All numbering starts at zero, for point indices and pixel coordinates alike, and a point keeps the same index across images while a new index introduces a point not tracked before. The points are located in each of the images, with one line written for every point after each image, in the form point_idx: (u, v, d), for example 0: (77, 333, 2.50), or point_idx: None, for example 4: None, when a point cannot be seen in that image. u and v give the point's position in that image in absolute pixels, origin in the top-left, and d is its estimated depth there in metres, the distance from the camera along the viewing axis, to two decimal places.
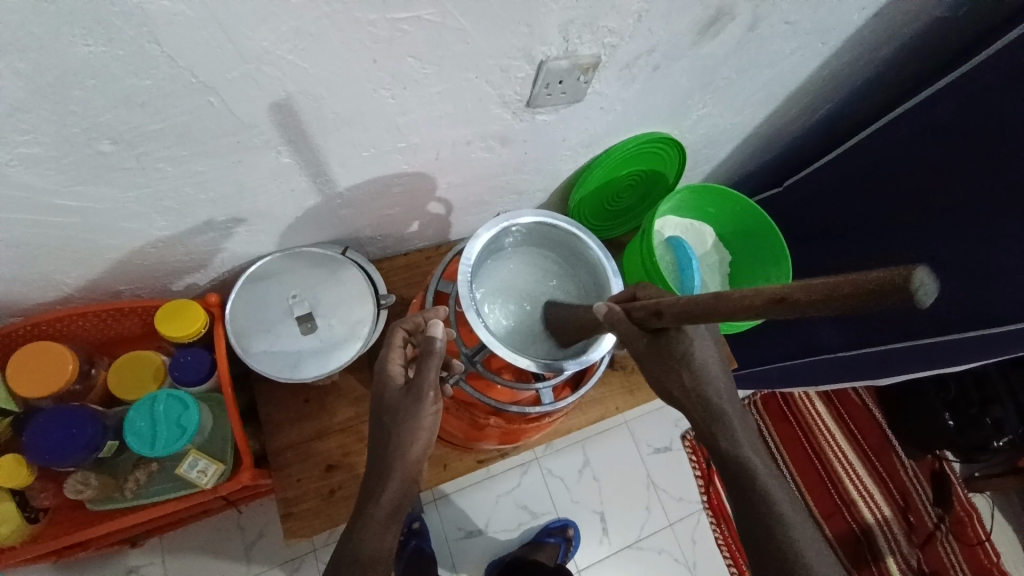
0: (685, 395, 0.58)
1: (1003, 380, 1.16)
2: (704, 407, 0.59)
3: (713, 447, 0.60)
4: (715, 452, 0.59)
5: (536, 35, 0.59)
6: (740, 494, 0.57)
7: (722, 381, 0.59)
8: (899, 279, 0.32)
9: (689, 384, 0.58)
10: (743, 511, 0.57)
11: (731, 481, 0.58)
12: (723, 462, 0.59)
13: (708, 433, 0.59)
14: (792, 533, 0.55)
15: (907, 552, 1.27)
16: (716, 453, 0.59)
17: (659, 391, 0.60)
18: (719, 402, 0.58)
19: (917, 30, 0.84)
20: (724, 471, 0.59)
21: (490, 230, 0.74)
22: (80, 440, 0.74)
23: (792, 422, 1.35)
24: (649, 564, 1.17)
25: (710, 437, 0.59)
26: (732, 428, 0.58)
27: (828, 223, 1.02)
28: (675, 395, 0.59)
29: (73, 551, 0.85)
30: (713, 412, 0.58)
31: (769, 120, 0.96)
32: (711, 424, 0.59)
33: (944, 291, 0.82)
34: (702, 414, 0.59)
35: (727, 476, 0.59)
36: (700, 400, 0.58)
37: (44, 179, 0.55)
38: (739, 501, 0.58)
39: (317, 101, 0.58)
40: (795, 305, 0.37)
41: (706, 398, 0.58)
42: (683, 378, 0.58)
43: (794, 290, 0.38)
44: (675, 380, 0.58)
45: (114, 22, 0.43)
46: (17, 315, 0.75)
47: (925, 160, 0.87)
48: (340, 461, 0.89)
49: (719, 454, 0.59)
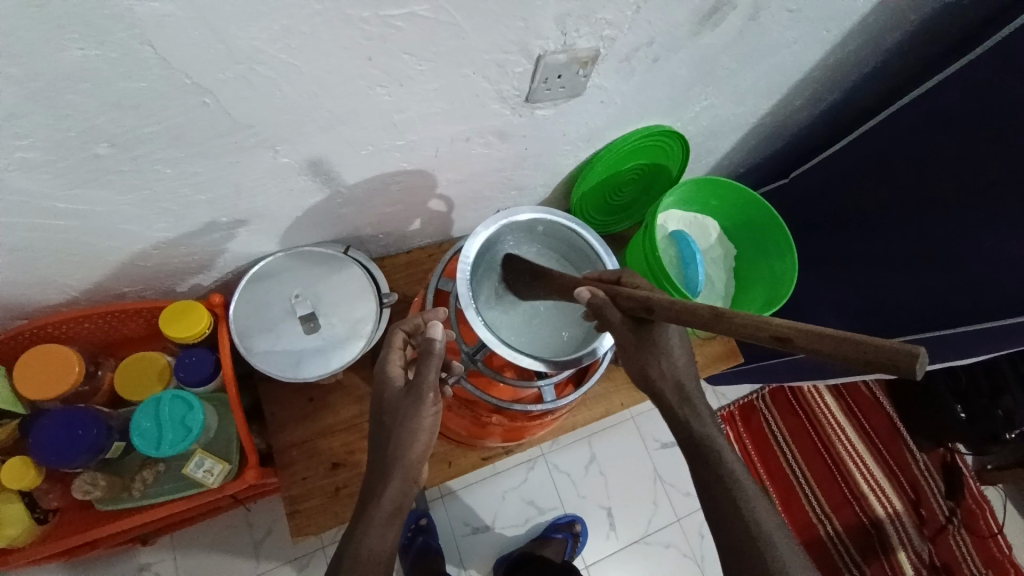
0: (661, 378, 0.60)
1: (1011, 368, 1.08)
2: (676, 390, 0.60)
3: (682, 432, 0.60)
4: (681, 432, 0.61)
5: (532, 28, 0.58)
6: (705, 479, 0.58)
7: (693, 366, 0.61)
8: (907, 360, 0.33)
9: (667, 369, 0.59)
10: (715, 504, 0.57)
11: (697, 463, 0.59)
12: (690, 448, 0.60)
13: (678, 416, 0.60)
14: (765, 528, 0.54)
15: (919, 545, 1.25)
16: (685, 438, 0.60)
17: (637, 378, 0.61)
18: (691, 387, 0.61)
19: (923, 17, 0.82)
20: (692, 457, 0.60)
21: (487, 228, 0.74)
22: (85, 441, 0.74)
23: (798, 413, 1.35)
24: (657, 560, 1.17)
25: (678, 420, 0.61)
26: (699, 408, 0.60)
27: (834, 213, 1.01)
28: (652, 378, 0.60)
29: (84, 550, 0.87)
30: (685, 395, 0.60)
31: (772, 111, 0.95)
32: (683, 406, 0.60)
33: (954, 283, 0.81)
34: (674, 396, 0.60)
35: (693, 462, 0.60)
36: (674, 383, 0.60)
37: (41, 183, 0.55)
38: (706, 489, 0.58)
39: (313, 100, 0.57)
40: (797, 348, 0.39)
41: (680, 379, 0.60)
42: (662, 366, 0.59)
43: (798, 334, 0.38)
44: (655, 366, 0.59)
45: (104, 24, 0.43)
46: (22, 318, 0.76)
47: (930, 149, 0.85)
48: (344, 459, 0.89)
49: (684, 437, 0.60)
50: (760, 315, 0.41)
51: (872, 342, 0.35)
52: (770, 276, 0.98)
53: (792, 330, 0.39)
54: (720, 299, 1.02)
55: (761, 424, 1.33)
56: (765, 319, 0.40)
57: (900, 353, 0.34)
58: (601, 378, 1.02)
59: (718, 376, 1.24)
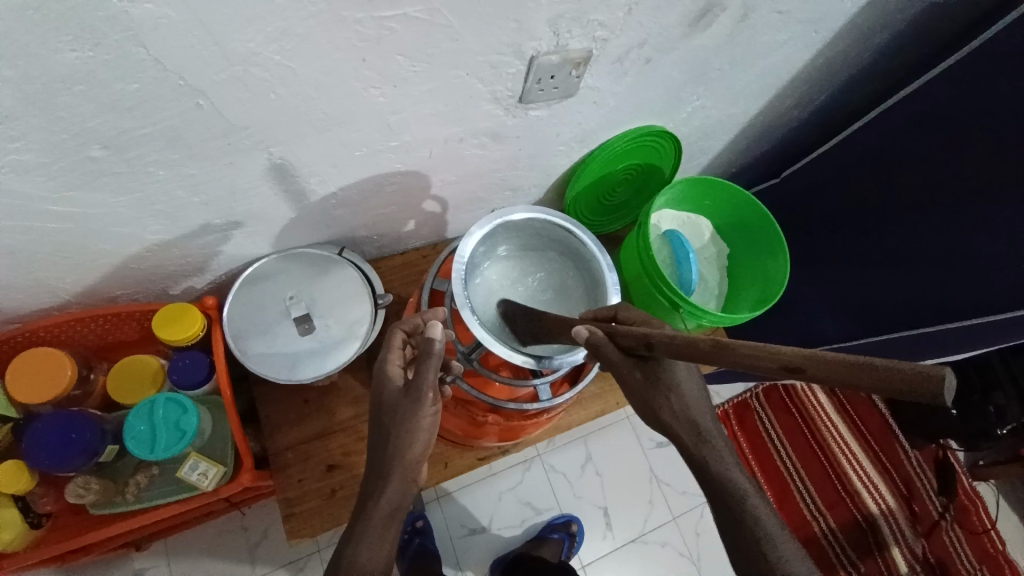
0: (674, 417, 0.59)
1: (1005, 367, 1.12)
2: (690, 428, 0.59)
3: (702, 472, 0.60)
4: (701, 474, 0.60)
5: (525, 30, 0.59)
6: (727, 514, 0.58)
7: (704, 403, 0.61)
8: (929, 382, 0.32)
9: (677, 407, 0.59)
10: (736, 531, 0.58)
11: (718, 502, 0.59)
12: (707, 482, 0.59)
13: (695, 455, 0.59)
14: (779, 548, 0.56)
15: (912, 541, 1.27)
16: (703, 475, 0.59)
17: (648, 418, 0.59)
18: (705, 423, 0.60)
19: (912, 17, 0.83)
20: (711, 493, 0.59)
21: (482, 228, 0.74)
22: (78, 445, 0.74)
23: (792, 411, 1.35)
24: (653, 559, 1.17)
25: (695, 457, 0.59)
26: (712, 444, 0.59)
27: (825, 212, 1.02)
28: (663, 419, 0.59)
29: (77, 556, 0.86)
30: (700, 434, 0.59)
31: (764, 111, 0.96)
32: (700, 446, 0.59)
33: (945, 277, 0.82)
34: (689, 434, 0.59)
35: (712, 495, 0.60)
36: (687, 421, 0.59)
37: (34, 185, 0.55)
38: (724, 515, 0.59)
39: (307, 102, 0.57)
40: (806, 376, 0.38)
41: (692, 416, 0.59)
42: (673, 404, 0.59)
43: (805, 363, 0.37)
44: (665, 405, 0.58)
45: (99, 27, 0.43)
46: (15, 322, 0.75)
47: (919, 149, 0.86)
48: (340, 461, 0.89)
49: (701, 472, 0.60)
50: (765, 345, 0.40)
51: (888, 366, 0.34)
52: (763, 276, 0.99)
53: (800, 360, 0.38)
54: (713, 298, 1.03)
55: (755, 422, 1.34)
56: (770, 349, 0.39)
57: (925, 373, 0.32)
58: (597, 377, 1.02)
59: (713, 376, 1.25)
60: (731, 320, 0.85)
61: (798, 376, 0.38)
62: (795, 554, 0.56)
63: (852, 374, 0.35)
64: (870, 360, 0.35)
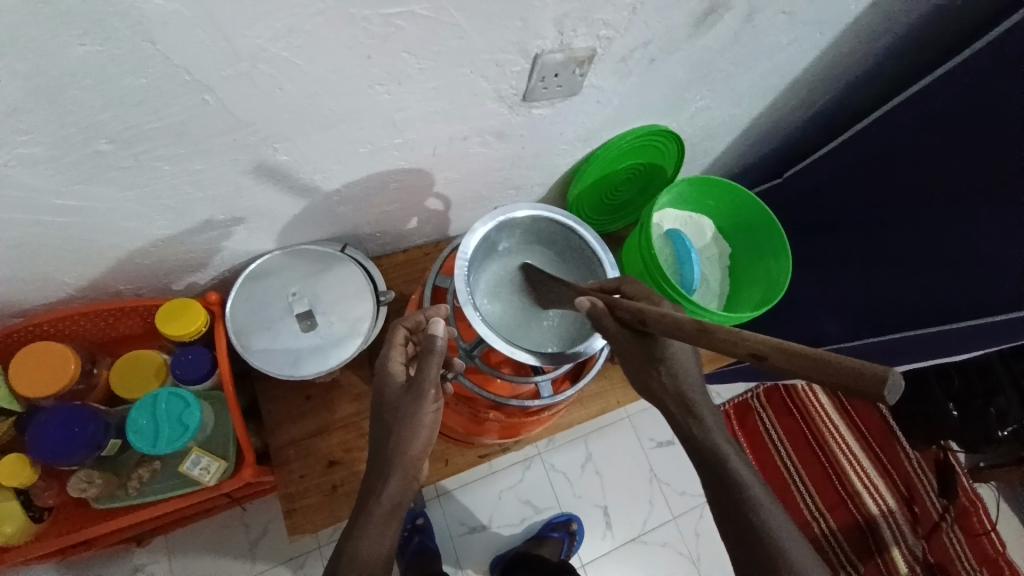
0: (664, 390, 0.58)
1: (1006, 369, 1.12)
2: (680, 401, 0.59)
3: (690, 443, 0.60)
4: (689, 443, 0.60)
5: (530, 29, 0.59)
6: (714, 485, 0.59)
7: (700, 380, 0.59)
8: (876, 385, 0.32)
9: (668, 382, 0.58)
10: (726, 506, 0.58)
11: (706, 472, 0.59)
12: (694, 450, 0.60)
13: (682, 426, 0.60)
14: (769, 520, 0.56)
15: (912, 543, 1.26)
16: (690, 444, 0.60)
17: (640, 388, 0.60)
18: (696, 397, 0.59)
19: (916, 19, 0.83)
20: (699, 462, 0.60)
21: (485, 224, 0.75)
22: (81, 438, 0.74)
23: (793, 412, 1.35)
24: (653, 559, 1.18)
25: (682, 426, 0.60)
26: (700, 417, 0.59)
27: (827, 213, 1.02)
28: (653, 390, 0.59)
29: (79, 550, 0.86)
30: (689, 407, 0.59)
31: (767, 112, 0.96)
32: (687, 418, 0.59)
33: (946, 277, 0.83)
34: (677, 406, 0.59)
35: (700, 464, 0.60)
36: (677, 395, 0.58)
37: (43, 178, 0.55)
38: (714, 488, 0.58)
39: (313, 98, 0.58)
40: (772, 366, 0.37)
41: (682, 390, 0.58)
42: (663, 377, 0.58)
43: (771, 353, 0.36)
44: (656, 378, 0.58)
45: (109, 21, 0.43)
46: (18, 316, 0.76)
47: (921, 151, 0.86)
48: (341, 458, 0.89)
49: (688, 441, 0.60)
50: (739, 331, 0.39)
51: (845, 361, 0.33)
52: (765, 275, 0.99)
53: (767, 349, 0.37)
54: (715, 298, 1.03)
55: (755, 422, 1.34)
56: (742, 336, 0.38)
57: (874, 374, 0.32)
58: (598, 376, 1.02)
59: (713, 376, 1.25)
60: (732, 320, 0.85)
61: (764, 365, 0.38)
62: (786, 532, 0.56)
63: (809, 367, 0.35)
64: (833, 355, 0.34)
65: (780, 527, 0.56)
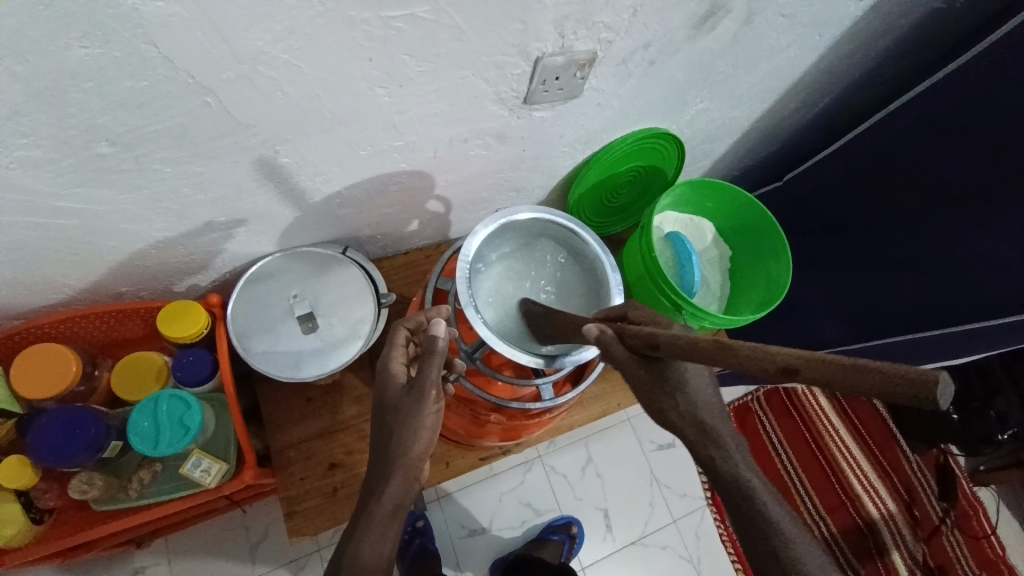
0: (680, 416, 0.57)
1: (1006, 372, 1.12)
2: (696, 426, 0.58)
3: (712, 472, 0.58)
4: (710, 472, 0.58)
5: (530, 31, 0.59)
6: (738, 512, 0.57)
7: (714, 404, 0.59)
8: (928, 386, 0.32)
9: (684, 407, 0.57)
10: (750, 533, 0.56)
11: (729, 499, 0.58)
12: (716, 480, 0.58)
13: (703, 454, 0.58)
14: (792, 544, 0.55)
15: (913, 547, 1.26)
16: (712, 473, 0.58)
17: (655, 416, 0.58)
18: (711, 421, 0.58)
19: (914, 22, 0.83)
20: (722, 491, 0.58)
21: (487, 227, 0.76)
22: (82, 440, 0.74)
23: (794, 415, 1.36)
24: (653, 562, 1.17)
25: (704, 456, 0.58)
26: (720, 442, 0.58)
27: (828, 216, 1.02)
28: (669, 418, 0.57)
29: (79, 553, 0.86)
30: (707, 433, 0.57)
31: (766, 115, 0.96)
32: (707, 445, 0.58)
33: (945, 280, 0.83)
34: (695, 432, 0.58)
35: (722, 493, 0.58)
36: (693, 420, 0.57)
37: (44, 181, 0.55)
38: (738, 515, 0.57)
39: (314, 100, 0.58)
40: (806, 378, 0.37)
41: (698, 415, 0.57)
42: (679, 403, 0.57)
43: (806, 366, 0.37)
44: (672, 404, 0.57)
45: (110, 24, 0.43)
46: (19, 318, 0.76)
47: (921, 154, 0.86)
48: (342, 460, 0.89)
49: (708, 470, 0.58)
50: (767, 346, 0.39)
51: (887, 366, 0.34)
52: (765, 277, 0.99)
53: (800, 362, 0.37)
54: (716, 300, 1.04)
55: (756, 424, 1.35)
56: (771, 351, 0.39)
57: (921, 375, 0.32)
58: (599, 378, 1.03)
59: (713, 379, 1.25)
60: (731, 323, 0.85)
61: (797, 378, 0.38)
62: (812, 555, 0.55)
63: (851, 376, 0.35)
64: (872, 361, 0.34)
65: (805, 550, 0.55)
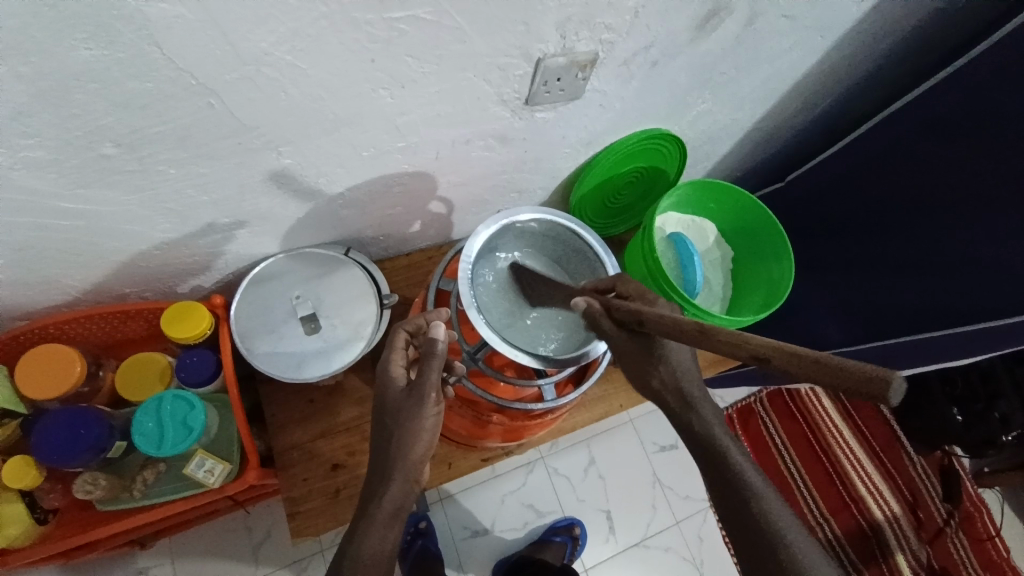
0: (662, 386, 0.57)
1: (1009, 373, 1.11)
2: (678, 396, 0.58)
3: (692, 439, 0.59)
4: (691, 438, 0.59)
5: (533, 33, 0.60)
6: (718, 481, 0.57)
7: (698, 374, 0.59)
8: (880, 388, 0.31)
9: (666, 377, 0.57)
10: (733, 505, 0.56)
11: (709, 465, 0.58)
12: (697, 447, 0.59)
13: (683, 421, 0.58)
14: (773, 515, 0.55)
15: (917, 548, 1.25)
16: (693, 440, 0.59)
17: (638, 385, 0.59)
18: (694, 391, 0.58)
19: (916, 23, 0.84)
20: (703, 458, 0.59)
21: (488, 228, 0.75)
22: (86, 440, 0.75)
23: (798, 418, 1.36)
24: (656, 564, 1.17)
25: (683, 423, 0.59)
26: (700, 410, 0.58)
27: (830, 217, 1.02)
28: (652, 387, 0.58)
29: (81, 553, 0.87)
30: (689, 403, 0.58)
31: (768, 116, 0.96)
32: (688, 414, 0.58)
33: (948, 281, 0.83)
34: (677, 402, 0.58)
35: (704, 460, 0.59)
36: (676, 391, 0.57)
37: (47, 181, 0.56)
38: (720, 486, 0.57)
39: (317, 102, 0.58)
40: (777, 368, 0.37)
41: (680, 385, 0.57)
42: (661, 372, 0.57)
43: (775, 355, 0.36)
44: (654, 373, 0.57)
45: (115, 25, 0.44)
46: (24, 319, 0.76)
47: (923, 155, 0.86)
48: (345, 461, 0.89)
49: (691, 437, 0.59)
50: (742, 333, 0.38)
51: (849, 363, 0.33)
52: (767, 279, 0.99)
53: (770, 351, 0.36)
54: (718, 301, 1.04)
55: (760, 428, 1.35)
56: (745, 338, 0.38)
57: (875, 376, 0.32)
58: (601, 379, 1.03)
59: (715, 380, 1.25)
60: (733, 324, 0.85)
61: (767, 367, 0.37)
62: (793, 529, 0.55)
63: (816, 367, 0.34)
64: (840, 357, 0.34)
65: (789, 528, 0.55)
